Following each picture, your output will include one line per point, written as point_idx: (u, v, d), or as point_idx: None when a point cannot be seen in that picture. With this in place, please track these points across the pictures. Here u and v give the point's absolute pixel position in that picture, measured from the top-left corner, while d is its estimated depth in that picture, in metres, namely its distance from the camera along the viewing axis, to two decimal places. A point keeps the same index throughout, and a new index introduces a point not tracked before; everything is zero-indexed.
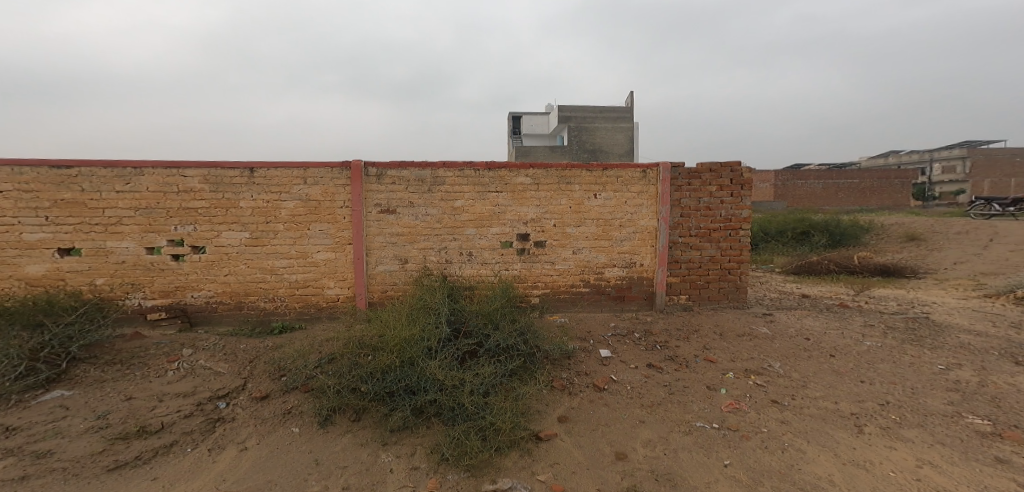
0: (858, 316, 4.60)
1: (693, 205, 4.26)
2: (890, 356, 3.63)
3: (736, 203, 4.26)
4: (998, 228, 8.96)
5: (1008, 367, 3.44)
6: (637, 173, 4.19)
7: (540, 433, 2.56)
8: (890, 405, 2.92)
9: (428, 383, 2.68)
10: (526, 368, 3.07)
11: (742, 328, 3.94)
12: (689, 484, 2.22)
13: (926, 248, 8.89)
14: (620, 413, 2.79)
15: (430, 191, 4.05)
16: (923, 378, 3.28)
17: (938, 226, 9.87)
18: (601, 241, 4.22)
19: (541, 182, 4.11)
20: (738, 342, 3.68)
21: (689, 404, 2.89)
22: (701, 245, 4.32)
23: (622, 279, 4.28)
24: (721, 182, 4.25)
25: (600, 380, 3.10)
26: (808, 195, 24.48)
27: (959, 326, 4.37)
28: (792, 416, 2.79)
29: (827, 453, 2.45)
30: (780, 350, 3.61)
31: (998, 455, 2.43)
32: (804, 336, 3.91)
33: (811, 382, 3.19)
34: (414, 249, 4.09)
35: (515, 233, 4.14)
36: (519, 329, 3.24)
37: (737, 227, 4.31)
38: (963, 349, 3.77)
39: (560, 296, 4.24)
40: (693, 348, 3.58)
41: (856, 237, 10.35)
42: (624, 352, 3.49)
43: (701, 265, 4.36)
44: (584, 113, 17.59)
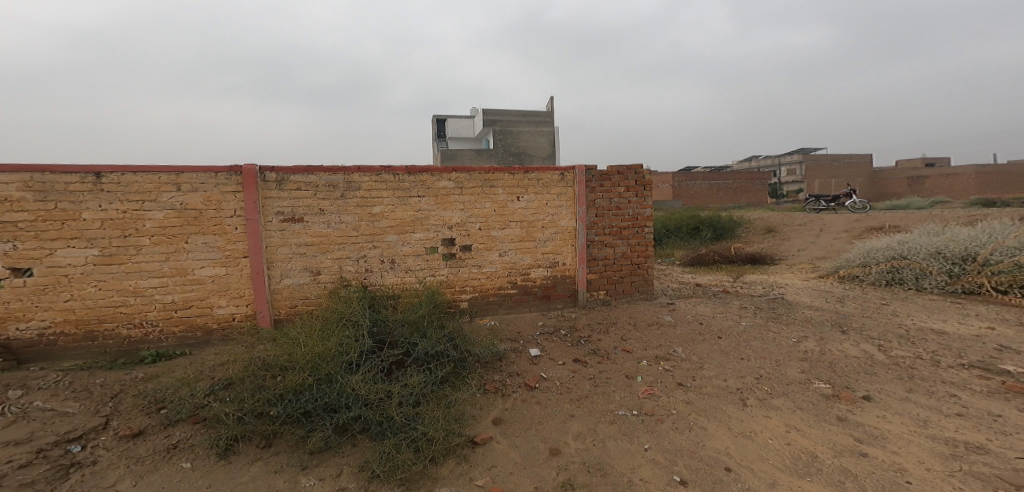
0: (736, 300, 5.32)
1: (606, 205, 4.56)
2: (758, 333, 4.25)
3: (641, 202, 4.65)
4: (825, 219, 11.01)
5: (837, 336, 4.25)
6: (556, 176, 4.37)
7: (475, 437, 2.55)
8: (764, 379, 3.42)
9: (353, 398, 2.53)
10: (457, 373, 3.06)
11: (649, 318, 4.32)
12: (618, 471, 2.36)
13: (779, 239, 10.55)
14: (550, 409, 2.88)
15: (345, 197, 3.79)
16: (783, 351, 3.90)
17: (786, 219, 11.82)
18: (526, 242, 4.32)
19: (465, 185, 4.08)
20: (648, 331, 4.04)
21: (612, 393, 3.08)
22: (614, 242, 4.63)
23: (547, 278, 4.43)
24: (627, 184, 4.60)
25: (531, 379, 3.17)
26: (695, 195, 27.86)
27: (803, 303, 5.28)
28: (694, 396, 3.12)
29: (723, 428, 2.78)
30: (682, 336, 4.03)
31: (839, 414, 2.98)
32: (698, 321, 4.41)
33: (705, 363, 3.60)
34: (327, 259, 3.78)
35: (440, 238, 4.05)
36: (446, 335, 3.21)
37: (643, 224, 4.71)
38: (807, 323, 4.59)
39: (488, 299, 4.25)
40: (613, 340, 3.84)
41: (733, 230, 11.92)
42: (552, 349, 3.63)
43: (615, 261, 4.68)
44: (508, 118, 17.61)
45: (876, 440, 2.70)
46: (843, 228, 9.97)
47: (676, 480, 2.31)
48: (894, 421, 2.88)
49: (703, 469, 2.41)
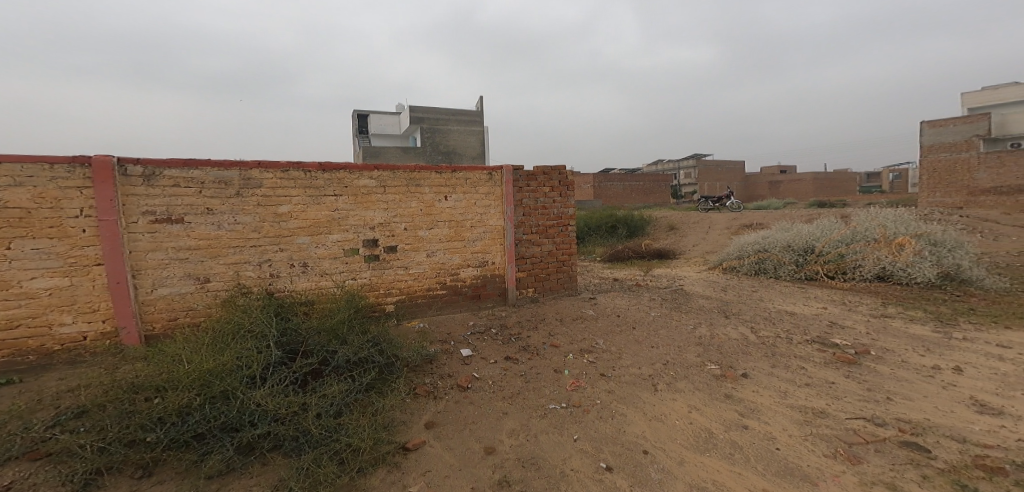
0: (647, 292, 5.76)
1: (532, 204, 4.66)
2: (665, 321, 4.64)
3: (565, 202, 4.79)
4: (711, 217, 12.37)
5: (722, 320, 4.80)
6: (484, 175, 4.36)
7: (406, 443, 2.46)
8: (669, 364, 3.72)
9: (260, 414, 2.30)
10: (384, 379, 2.94)
11: (573, 313, 4.52)
12: (551, 464, 2.41)
13: (678, 235, 11.62)
14: (484, 408, 2.87)
15: (241, 195, 3.41)
16: (682, 337, 4.29)
17: (684, 217, 13.06)
18: (454, 243, 4.26)
19: (388, 184, 3.91)
20: (574, 326, 4.23)
21: (541, 388, 3.15)
22: (542, 241, 4.75)
23: (476, 278, 4.42)
24: (552, 184, 4.73)
25: (464, 379, 3.14)
26: (613, 194, 29.79)
27: (697, 293, 5.88)
28: (615, 385, 3.30)
29: (637, 413, 2.98)
30: (602, 328, 4.26)
31: (727, 392, 3.35)
32: (616, 313, 4.70)
33: (623, 353, 3.83)
34: (219, 264, 3.38)
35: (361, 239, 3.83)
36: (370, 340, 3.07)
37: (567, 223, 4.86)
38: (698, 310, 5.10)
39: (417, 301, 4.13)
40: (541, 337, 3.95)
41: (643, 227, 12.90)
42: (483, 348, 3.66)
43: (542, 259, 4.80)
44: (437, 114, 18.01)
45: (753, 413, 3.08)
46: (727, 224, 11.28)
47: (603, 466, 2.43)
48: (765, 395, 3.30)
49: (625, 454, 2.55)
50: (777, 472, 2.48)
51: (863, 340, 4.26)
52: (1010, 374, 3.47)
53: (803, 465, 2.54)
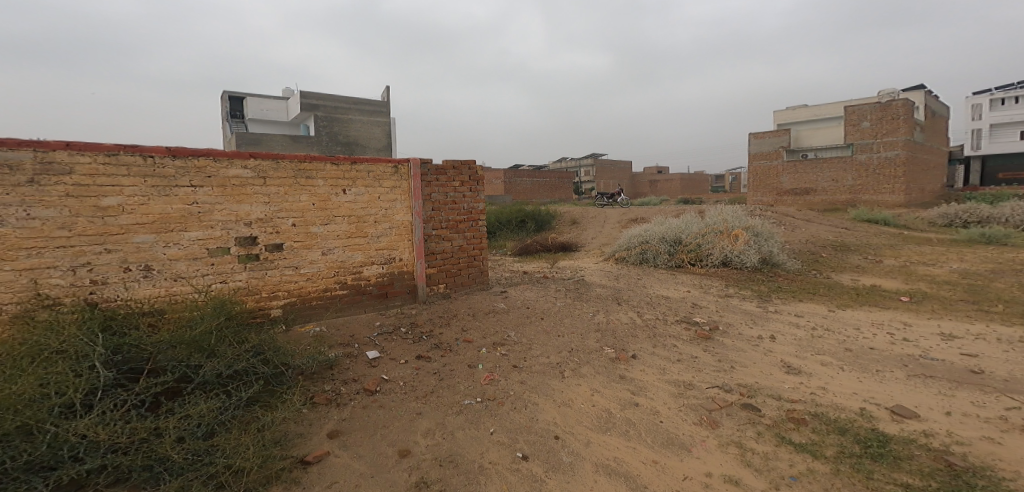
0: (553, 284, 6.04)
1: (442, 199, 4.59)
2: (569, 311, 4.90)
3: (474, 197, 4.80)
4: (607, 211, 13.29)
5: (614, 307, 5.21)
6: (389, 168, 4.19)
7: (305, 457, 2.30)
8: (573, 352, 3.92)
9: (86, 446, 1.97)
10: (271, 391, 2.74)
11: (485, 306, 4.58)
12: (468, 459, 2.41)
13: (578, 229, 12.31)
14: (397, 411, 2.77)
15: (36, 183, 2.81)
16: (585, 325, 4.57)
17: (585, 211, 13.84)
18: (355, 240, 4.04)
19: (269, 174, 3.57)
20: (486, 319, 4.28)
21: (456, 384, 3.14)
22: (453, 236, 4.72)
23: (383, 276, 4.24)
24: (462, 178, 4.71)
25: (371, 383, 3.00)
26: (523, 190, 30.66)
27: (597, 283, 6.29)
28: (527, 375, 3.41)
29: (546, 400, 3.11)
30: (513, 320, 4.37)
31: (622, 373, 3.64)
32: (526, 305, 4.85)
33: (533, 344, 3.96)
34: (8, 270, 2.73)
35: (233, 237, 3.45)
36: (251, 351, 2.79)
37: (477, 218, 4.88)
38: (597, 299, 5.46)
39: (311, 304, 3.85)
40: (452, 333, 3.92)
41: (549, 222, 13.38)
42: (392, 349, 3.53)
43: (453, 254, 4.76)
44: (335, 103, 16.85)
45: (642, 391, 3.38)
46: (621, 218, 12.20)
47: (519, 456, 2.49)
48: (650, 373, 3.65)
49: (538, 441, 2.65)
50: (662, 442, 2.77)
51: (717, 318, 4.92)
52: (802, 338, 4.32)
53: (680, 434, 2.86)
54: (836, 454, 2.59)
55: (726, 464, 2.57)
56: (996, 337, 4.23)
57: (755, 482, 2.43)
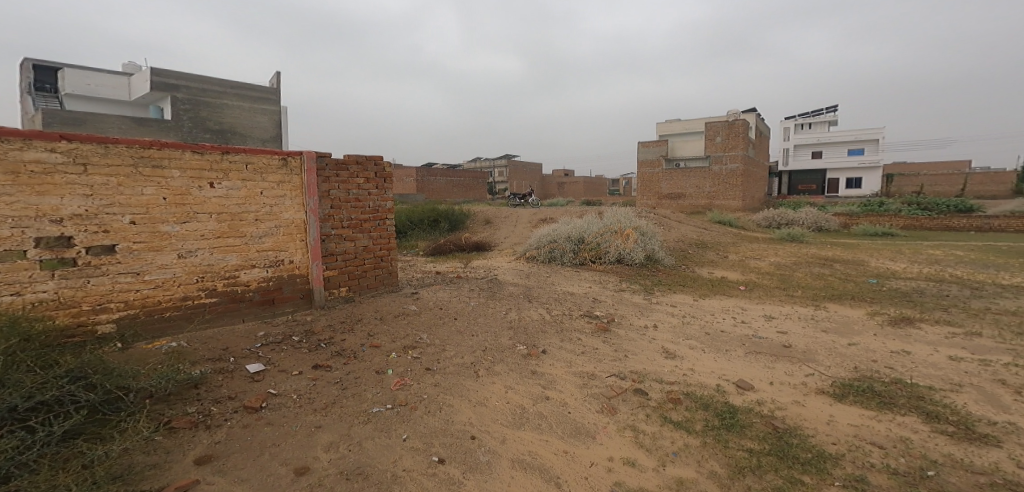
0: (466, 283, 6.07)
1: (343, 196, 4.56)
2: (482, 310, 4.95)
3: (381, 195, 4.88)
4: (520, 212, 13.58)
5: (525, 304, 5.35)
6: (275, 161, 3.99)
7: (166, 488, 2.04)
8: (486, 350, 3.96)
9: None
10: (102, 421, 2.37)
11: (395, 310, 4.51)
12: (380, 469, 2.31)
13: (490, 228, 12.43)
14: (289, 426, 2.57)
15: None
16: (498, 323, 4.63)
17: (498, 211, 14.00)
18: (226, 240, 3.74)
19: (91, 161, 3.10)
20: (396, 323, 4.19)
21: (363, 392, 3.00)
22: (355, 236, 4.68)
23: (265, 281, 4.01)
24: (366, 175, 4.74)
25: (254, 399, 2.76)
26: (437, 189, 30.25)
27: (510, 281, 6.42)
28: (441, 377, 3.36)
29: (462, 401, 3.09)
30: (425, 322, 4.31)
31: (535, 369, 3.74)
32: (439, 306, 4.82)
33: (447, 344, 3.93)
34: None
35: (33, 236, 2.92)
36: (65, 375, 2.38)
37: (382, 217, 4.94)
38: (510, 297, 5.56)
39: (164, 316, 3.47)
40: (357, 340, 3.75)
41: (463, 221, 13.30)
42: (282, 360, 3.30)
43: (356, 255, 4.74)
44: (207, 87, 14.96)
45: (551, 384, 3.52)
46: (533, 218, 12.53)
47: (435, 460, 2.45)
48: (558, 366, 3.81)
49: (455, 443, 2.62)
50: (571, 433, 2.90)
51: (613, 310, 5.29)
52: (677, 325, 4.80)
53: (586, 422, 3.03)
54: (705, 427, 2.94)
55: (624, 447, 2.78)
56: (813, 316, 5.11)
57: (648, 461, 2.66)
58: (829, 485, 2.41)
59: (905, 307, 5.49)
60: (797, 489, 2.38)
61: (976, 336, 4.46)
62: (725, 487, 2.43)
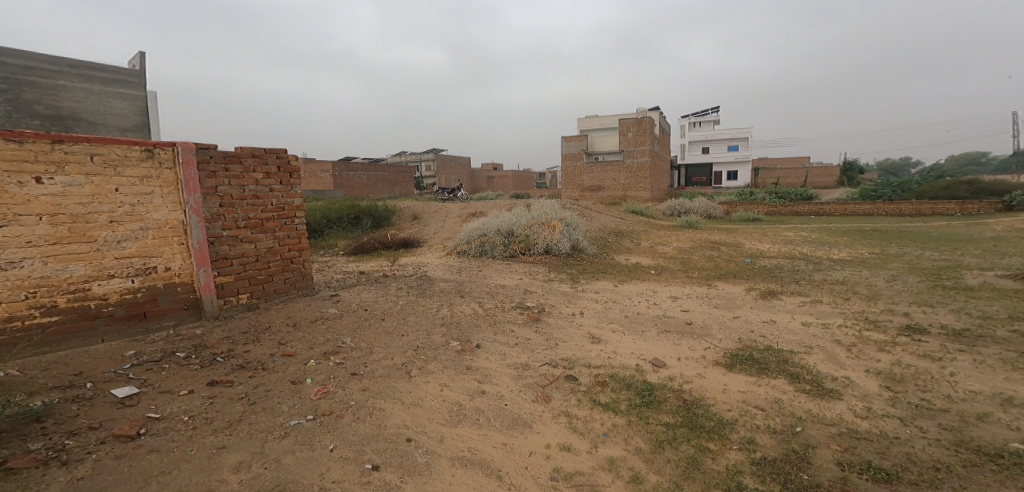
0: (392, 282, 5.93)
1: (237, 193, 4.32)
2: (411, 308, 4.84)
3: (287, 191, 4.71)
4: (449, 206, 13.38)
5: (457, 299, 5.31)
6: (142, 153, 3.63)
7: None
8: (419, 350, 3.86)
9: None
10: None
11: (314, 315, 4.29)
12: (306, 485, 2.18)
13: (417, 224, 12.13)
14: (182, 451, 2.33)
15: None
16: (429, 320, 4.55)
17: (426, 206, 13.66)
18: (68, 247, 3.29)
19: None
20: (312, 329, 3.99)
21: (277, 406, 2.80)
22: (251, 236, 4.41)
23: (131, 293, 3.60)
24: (267, 169, 4.55)
25: (127, 427, 2.45)
26: (357, 185, 28.91)
27: (439, 277, 6.33)
28: (369, 381, 3.22)
29: (396, 404, 2.99)
30: (348, 325, 4.14)
31: (470, 364, 3.73)
32: (363, 307, 4.68)
33: (376, 347, 3.79)
34: None
35: None
36: None
37: (290, 215, 4.74)
38: (440, 294, 5.49)
39: None
40: (266, 352, 3.50)
41: (388, 218, 12.82)
42: (166, 380, 2.99)
43: (259, 258, 4.51)
44: None
45: (487, 378, 3.52)
46: (462, 213, 12.40)
47: (369, 467, 2.35)
48: (494, 360, 3.82)
49: (390, 448, 2.53)
50: (509, 425, 2.92)
51: (543, 300, 5.40)
52: (603, 311, 5.02)
53: (522, 413, 3.07)
54: (629, 406, 3.11)
55: (560, 433, 2.86)
56: (713, 294, 5.61)
57: (583, 444, 2.76)
58: (732, 449, 2.66)
59: (769, 281, 6.23)
60: (709, 456, 2.61)
61: (850, 303, 5.16)
62: (650, 462, 2.59)
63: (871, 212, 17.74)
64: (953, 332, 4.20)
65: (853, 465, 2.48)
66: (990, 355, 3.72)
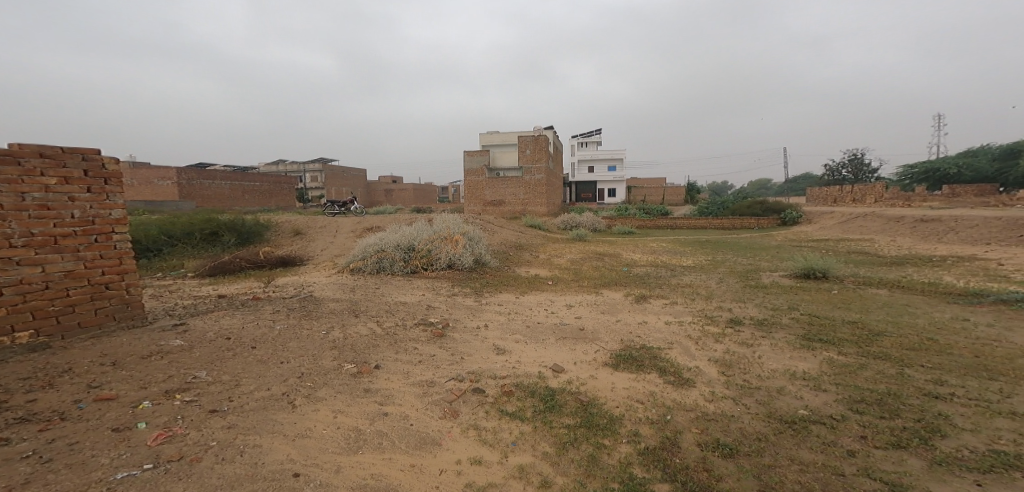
0: (267, 306, 5.42)
1: (9, 202, 3.68)
2: (293, 333, 4.47)
3: (98, 200, 4.15)
4: (339, 220, 12.56)
5: (353, 320, 5.00)
6: None
7: None
8: (305, 376, 3.58)
9: None
10: None
11: (145, 350, 3.74)
12: None
13: (304, 240, 11.20)
14: None
15: None
16: (316, 344, 4.23)
17: (310, 220, 12.64)
18: None
19: None
20: (148, 365, 3.48)
21: (90, 460, 2.39)
22: (32, 256, 3.74)
23: None
24: (66, 174, 3.98)
25: None
26: (217, 195, 25.57)
27: (328, 297, 5.91)
28: (236, 417, 2.92)
29: (278, 438, 2.75)
30: (201, 359, 3.70)
31: (367, 386, 3.54)
32: (224, 337, 4.22)
33: (244, 378, 3.46)
34: None
35: None
36: None
37: (102, 229, 4.15)
38: (331, 315, 5.13)
39: None
40: (68, 399, 2.94)
41: (262, 234, 11.58)
42: None
43: (51, 283, 3.83)
44: None
45: (389, 399, 3.37)
46: (354, 228, 11.72)
47: None
48: (396, 379, 3.68)
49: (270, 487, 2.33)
50: (415, 445, 2.84)
51: (447, 315, 5.36)
52: (506, 323, 5.14)
53: (430, 431, 3.00)
54: (534, 412, 3.23)
55: (469, 447, 2.85)
56: (602, 301, 6.10)
57: (493, 455, 2.79)
58: (622, 443, 2.90)
59: (640, 287, 6.95)
60: (604, 452, 2.81)
61: (713, 303, 5.98)
62: (556, 464, 2.71)
63: (710, 227, 20.81)
64: (786, 323, 5.10)
65: (708, 445, 2.86)
66: (778, 338, 4.64)
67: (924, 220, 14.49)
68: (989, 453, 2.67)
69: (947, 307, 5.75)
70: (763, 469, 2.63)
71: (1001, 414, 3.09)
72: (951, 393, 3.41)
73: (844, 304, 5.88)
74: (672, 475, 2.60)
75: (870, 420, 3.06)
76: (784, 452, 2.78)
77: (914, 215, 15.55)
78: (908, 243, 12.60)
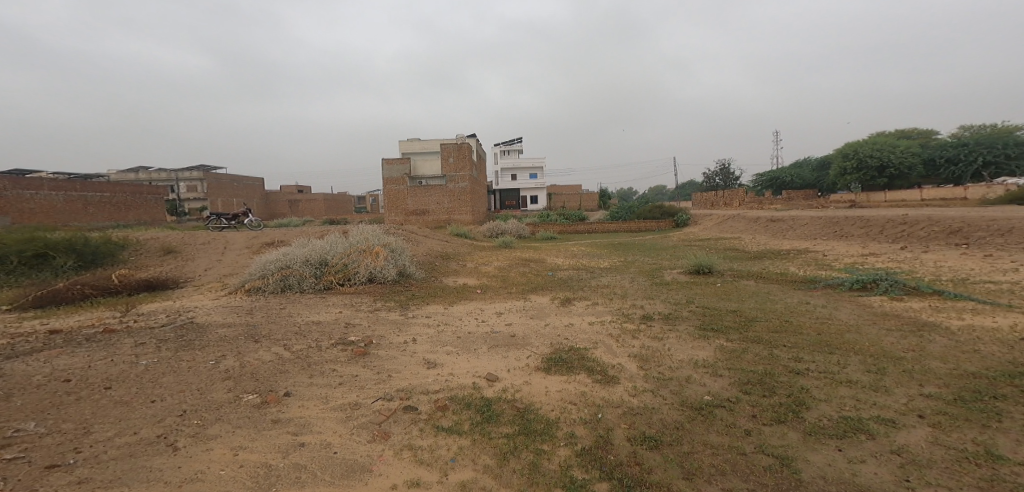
0: (127, 338, 4.58)
1: None
2: (168, 366, 3.83)
3: None
4: (228, 235, 11.15)
5: (252, 345, 4.44)
6: None
7: None
8: (187, 414, 3.10)
9: None
10: None
11: None
12: None
13: (181, 259, 9.72)
14: None
15: None
16: (203, 377, 3.67)
17: (186, 236, 11.02)
18: None
19: None
20: None
21: None
22: None
23: None
24: None
25: None
26: (44, 208, 21.04)
27: (216, 322, 5.19)
28: (89, 470, 2.45)
29: (158, 487, 2.38)
30: (28, 408, 3.00)
31: (273, 417, 3.16)
32: (63, 379, 3.47)
33: (95, 423, 2.88)
34: None
35: None
36: None
37: None
38: (222, 342, 4.49)
39: None
40: None
41: (115, 254, 9.78)
42: None
43: None
44: None
45: (305, 428, 3.05)
46: (245, 243, 10.48)
47: None
48: (311, 406, 3.34)
49: None
50: (340, 474, 2.60)
51: (370, 332, 5.03)
52: (434, 335, 4.97)
53: (358, 457, 2.77)
54: (472, 425, 3.16)
55: (405, 469, 2.69)
56: (529, 306, 6.22)
57: (432, 475, 2.66)
58: (561, 446, 2.95)
59: (566, 290, 7.22)
60: (545, 457, 2.83)
61: (627, 301, 6.40)
62: (499, 476, 2.66)
63: (620, 231, 22.42)
64: (688, 316, 5.64)
65: (637, 438, 3.03)
66: (683, 330, 5.12)
67: (771, 221, 17.14)
68: (841, 418, 3.19)
69: (797, 293, 6.84)
70: (684, 456, 2.84)
71: (844, 383, 3.72)
72: (808, 368, 4.03)
73: (728, 295, 6.69)
74: (609, 472, 2.70)
75: (757, 399, 3.49)
76: (699, 437, 3.05)
77: (766, 216, 18.29)
78: (763, 240, 14.73)
